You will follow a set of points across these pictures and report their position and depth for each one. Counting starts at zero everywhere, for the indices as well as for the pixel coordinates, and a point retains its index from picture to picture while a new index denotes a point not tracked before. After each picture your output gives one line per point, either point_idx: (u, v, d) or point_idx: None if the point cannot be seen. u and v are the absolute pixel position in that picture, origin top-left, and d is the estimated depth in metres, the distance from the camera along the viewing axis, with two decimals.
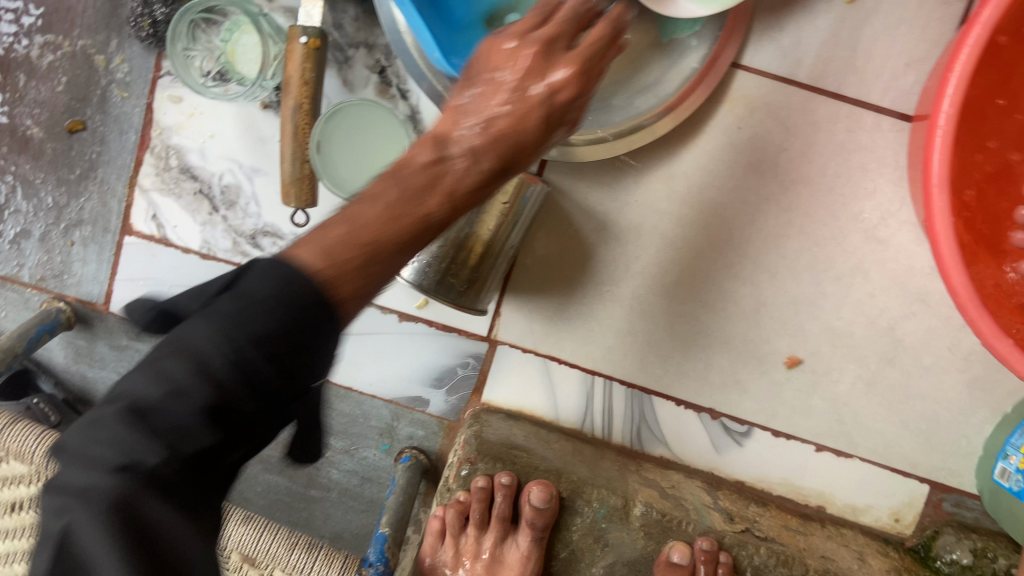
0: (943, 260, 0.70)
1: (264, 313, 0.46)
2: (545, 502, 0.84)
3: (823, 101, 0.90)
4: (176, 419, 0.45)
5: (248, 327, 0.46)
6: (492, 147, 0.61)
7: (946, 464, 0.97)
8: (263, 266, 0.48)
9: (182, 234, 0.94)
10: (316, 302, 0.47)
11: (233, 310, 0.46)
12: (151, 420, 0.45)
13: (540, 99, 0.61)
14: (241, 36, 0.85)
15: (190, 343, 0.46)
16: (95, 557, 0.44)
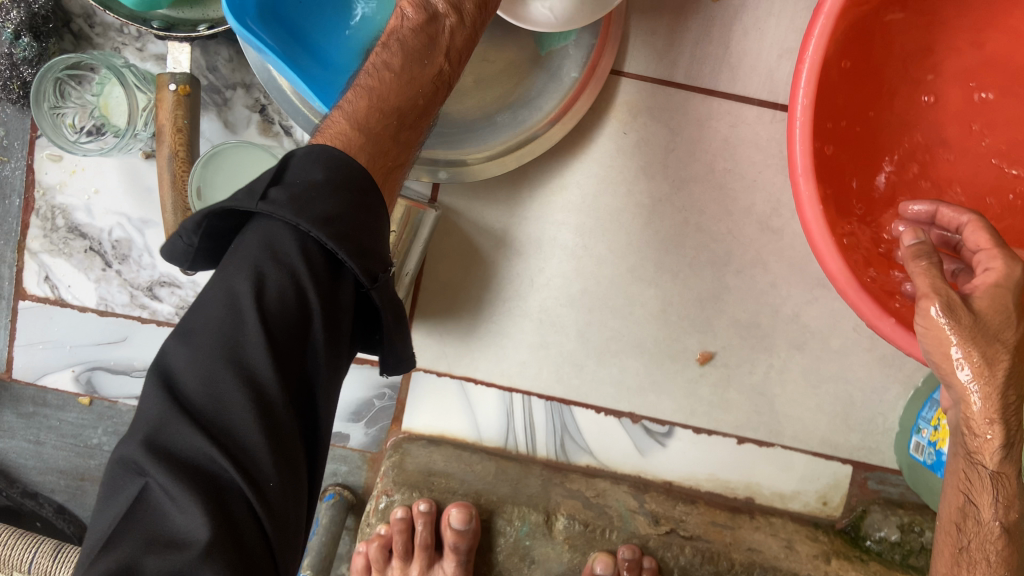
0: (817, 246, 0.71)
1: (272, 264, 0.56)
2: (464, 524, 0.87)
3: (702, 99, 0.91)
4: (220, 370, 0.55)
5: (263, 275, 0.56)
6: (385, 109, 0.66)
7: (866, 443, 0.97)
8: (258, 233, 0.58)
9: (78, 293, 0.93)
10: (305, 253, 0.57)
11: (301, 192, 0.57)
12: (221, 359, 0.55)
13: (431, 71, 0.68)
14: (111, 88, 0.85)
15: (224, 298, 0.56)
16: (159, 499, 0.51)
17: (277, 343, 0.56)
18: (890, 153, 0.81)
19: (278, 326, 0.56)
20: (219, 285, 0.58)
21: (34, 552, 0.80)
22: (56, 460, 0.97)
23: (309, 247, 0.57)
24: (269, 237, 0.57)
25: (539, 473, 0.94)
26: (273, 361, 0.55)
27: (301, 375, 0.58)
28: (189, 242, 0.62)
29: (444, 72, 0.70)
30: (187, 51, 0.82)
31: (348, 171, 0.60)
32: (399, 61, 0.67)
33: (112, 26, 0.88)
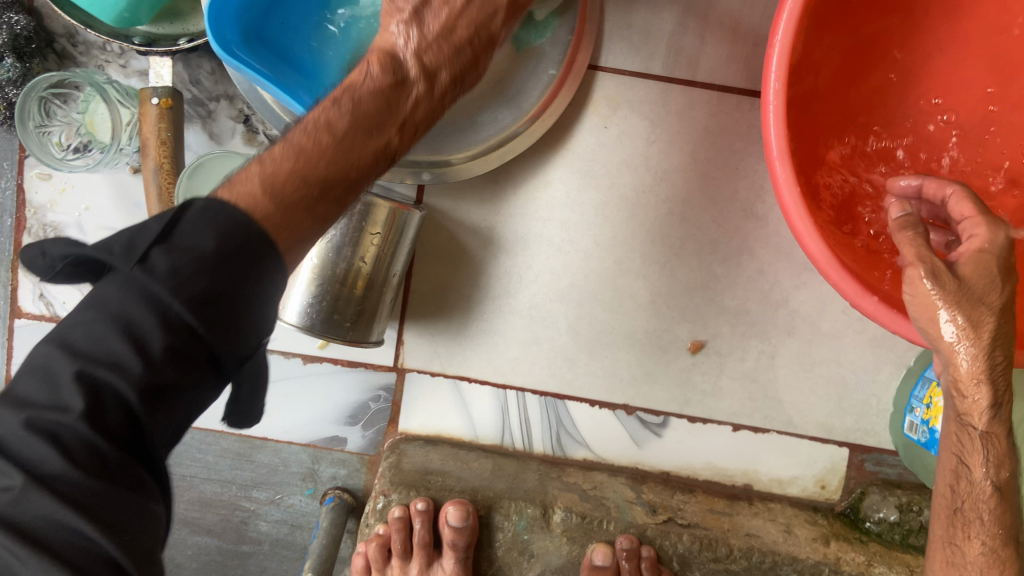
0: (796, 229, 0.70)
1: (154, 307, 0.45)
2: (461, 521, 0.88)
3: (681, 90, 0.91)
4: (81, 432, 0.43)
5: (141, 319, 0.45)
6: (311, 179, 0.51)
7: (862, 425, 0.97)
8: (127, 273, 0.46)
9: (73, 309, 0.94)
10: (189, 307, 0.45)
11: (186, 257, 0.45)
12: (68, 425, 0.43)
13: (379, 144, 0.56)
14: (95, 105, 0.85)
15: (88, 336, 0.45)
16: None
17: (142, 417, 0.45)
18: (864, 137, 0.83)
19: (122, 419, 0.44)
20: (71, 332, 0.46)
21: None
22: None
23: (170, 312, 0.45)
24: (130, 299, 0.45)
25: (536, 468, 0.95)
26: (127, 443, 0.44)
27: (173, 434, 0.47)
28: (50, 265, 0.50)
29: (391, 147, 0.58)
30: (169, 64, 0.83)
31: (245, 239, 0.47)
32: (344, 125, 0.54)
33: (96, 44, 0.89)
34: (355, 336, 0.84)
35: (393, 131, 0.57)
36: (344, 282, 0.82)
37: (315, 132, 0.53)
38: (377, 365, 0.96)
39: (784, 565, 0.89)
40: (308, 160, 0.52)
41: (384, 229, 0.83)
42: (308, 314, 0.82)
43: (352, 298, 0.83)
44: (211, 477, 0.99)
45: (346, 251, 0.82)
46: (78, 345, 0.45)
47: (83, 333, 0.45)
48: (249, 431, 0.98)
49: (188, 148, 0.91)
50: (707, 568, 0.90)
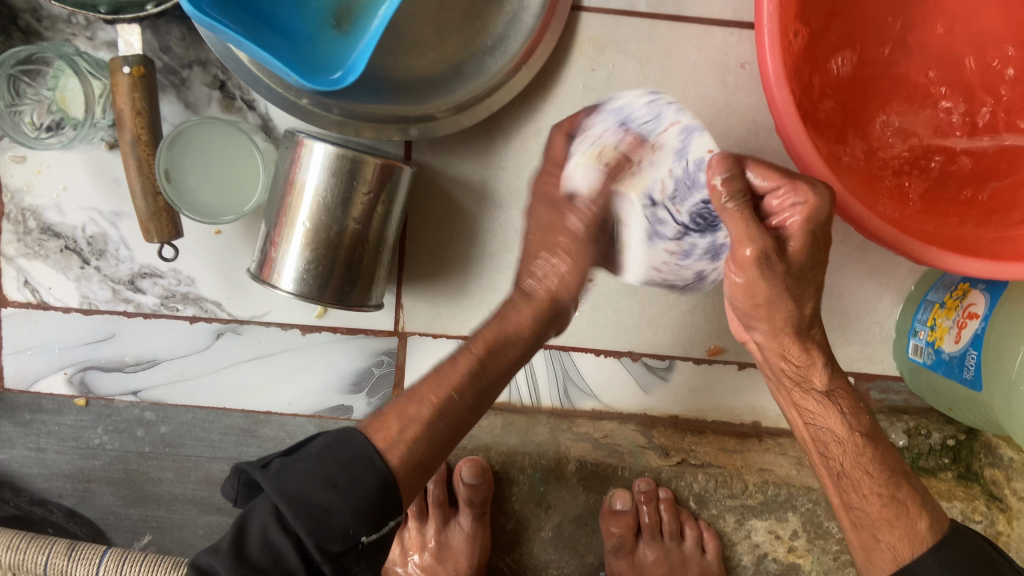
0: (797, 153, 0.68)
1: (366, 478, 0.63)
2: (477, 478, 0.87)
3: (666, 27, 0.89)
4: (320, 501, 0.60)
5: (357, 501, 0.61)
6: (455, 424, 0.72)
7: (865, 354, 0.97)
8: (322, 441, 0.66)
9: (59, 294, 0.92)
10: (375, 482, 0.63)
11: (297, 466, 0.63)
12: (297, 495, 0.60)
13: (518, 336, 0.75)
14: (66, 80, 0.82)
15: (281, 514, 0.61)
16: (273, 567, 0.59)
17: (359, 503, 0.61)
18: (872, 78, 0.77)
19: (320, 514, 0.60)
20: (243, 515, 0.63)
21: (47, 553, 0.80)
22: (59, 465, 0.97)
23: (359, 488, 0.62)
24: (304, 488, 0.61)
25: (545, 422, 0.94)
26: (334, 494, 0.61)
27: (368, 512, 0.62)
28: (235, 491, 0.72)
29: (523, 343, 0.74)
30: (137, 32, 0.80)
31: (357, 452, 0.64)
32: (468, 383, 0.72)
33: (61, 17, 0.85)
34: (354, 301, 0.83)
35: (525, 329, 0.75)
36: (340, 246, 0.80)
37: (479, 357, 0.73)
38: (377, 330, 0.94)
39: (798, 496, 0.88)
40: (474, 385, 0.72)
41: (373, 188, 0.80)
42: (302, 281, 0.80)
43: (350, 261, 0.81)
44: (217, 455, 0.97)
45: (338, 212, 0.79)
46: (294, 483, 0.61)
47: (297, 473, 0.62)
48: (252, 406, 0.96)
49: (165, 120, 0.89)
50: (724, 505, 0.91)
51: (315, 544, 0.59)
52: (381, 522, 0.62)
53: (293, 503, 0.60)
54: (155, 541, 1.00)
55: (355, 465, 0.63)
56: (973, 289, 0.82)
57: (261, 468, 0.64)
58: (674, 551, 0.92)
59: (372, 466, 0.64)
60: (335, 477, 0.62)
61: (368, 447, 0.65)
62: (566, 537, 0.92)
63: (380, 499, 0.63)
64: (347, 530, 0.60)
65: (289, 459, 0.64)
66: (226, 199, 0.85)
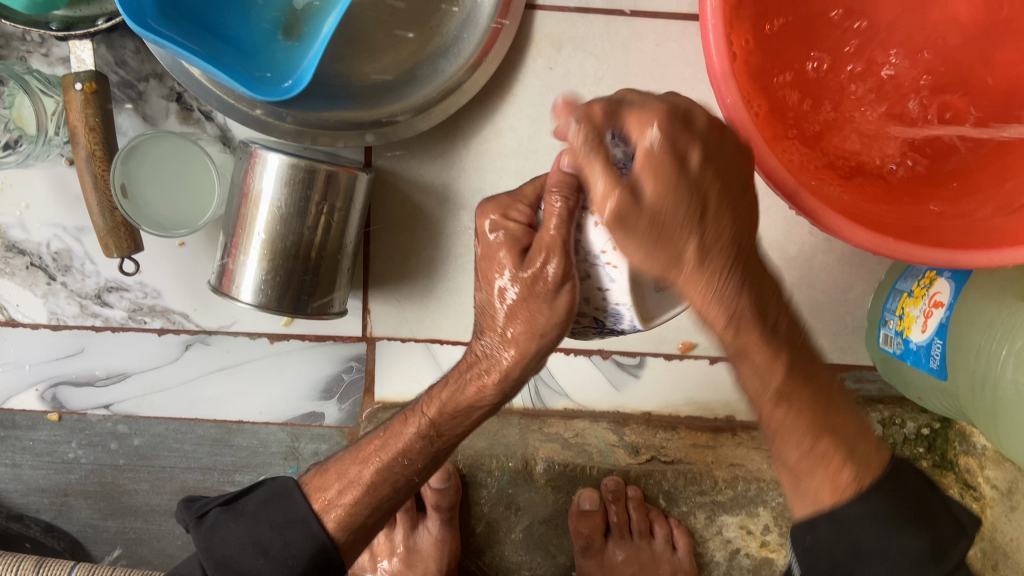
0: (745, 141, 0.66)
1: (297, 552, 0.68)
2: (444, 483, 0.88)
3: (623, 22, 0.87)
4: (247, 565, 0.68)
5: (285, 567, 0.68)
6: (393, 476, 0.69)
7: (837, 345, 0.96)
8: (265, 494, 0.73)
9: (27, 311, 0.92)
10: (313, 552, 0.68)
11: (233, 529, 0.70)
12: (225, 563, 0.68)
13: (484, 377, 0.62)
14: (22, 98, 0.81)
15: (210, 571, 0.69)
16: None
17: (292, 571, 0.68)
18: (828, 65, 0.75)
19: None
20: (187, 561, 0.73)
21: (15, 571, 0.80)
22: (36, 480, 0.98)
23: (294, 552, 0.68)
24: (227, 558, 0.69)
25: (516, 423, 0.93)
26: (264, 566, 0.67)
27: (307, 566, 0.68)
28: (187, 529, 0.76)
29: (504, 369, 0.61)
30: (90, 47, 0.79)
31: (294, 520, 0.70)
32: (443, 425, 0.67)
33: (14, 35, 0.85)
34: (315, 309, 0.83)
35: (491, 387, 0.62)
36: (296, 255, 0.80)
37: (444, 411, 0.66)
38: (345, 337, 0.94)
39: (769, 490, 0.89)
40: (428, 447, 0.68)
41: (325, 198, 0.79)
42: (260, 292, 0.80)
43: (308, 271, 0.81)
44: (191, 465, 0.98)
45: (292, 221, 0.79)
46: (224, 552, 0.69)
47: (230, 541, 0.69)
48: (224, 416, 0.97)
49: (123, 133, 0.89)
50: (694, 501, 0.92)
51: None
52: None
53: (221, 565, 0.69)
54: (126, 553, 1.01)
55: (289, 531, 0.69)
56: (940, 277, 0.80)
57: (198, 520, 0.73)
58: (644, 548, 0.94)
59: (308, 531, 0.69)
60: (266, 544, 0.68)
61: (307, 510, 0.70)
62: (536, 538, 0.93)
63: (316, 564, 0.69)
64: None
65: (227, 510, 0.73)
66: (184, 212, 0.85)
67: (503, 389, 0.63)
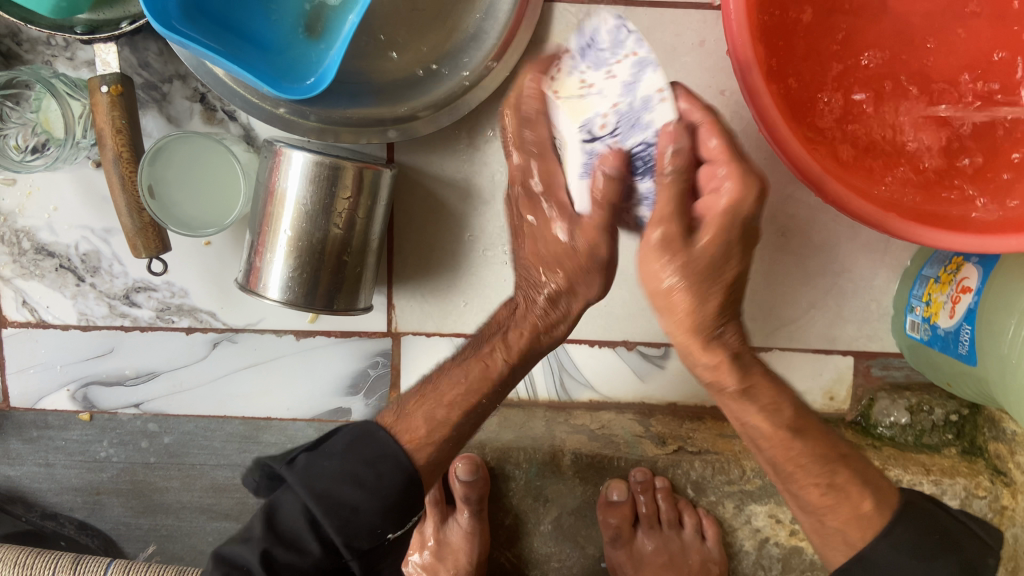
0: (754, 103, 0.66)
1: (394, 471, 0.65)
2: (472, 474, 0.89)
3: (641, 12, 0.87)
4: (352, 501, 0.62)
5: (383, 499, 0.63)
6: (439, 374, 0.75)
7: (864, 332, 0.94)
8: (355, 435, 0.67)
9: (57, 312, 0.93)
10: (406, 476, 0.65)
11: (320, 468, 0.64)
12: (326, 493, 0.62)
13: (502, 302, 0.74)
14: (48, 101, 0.82)
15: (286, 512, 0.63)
16: (297, 535, 0.62)
17: (386, 501, 0.64)
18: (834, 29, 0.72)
19: (342, 512, 0.62)
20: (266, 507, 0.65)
21: (53, 568, 0.84)
22: (69, 479, 1.00)
23: (389, 476, 0.65)
24: (328, 491, 0.62)
25: (542, 415, 0.94)
26: (364, 494, 0.63)
27: (390, 505, 0.64)
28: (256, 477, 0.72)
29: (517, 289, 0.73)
30: (114, 50, 0.80)
31: (385, 452, 0.66)
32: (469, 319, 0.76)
33: (39, 40, 0.86)
34: (342, 305, 0.83)
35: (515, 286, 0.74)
36: (322, 253, 0.80)
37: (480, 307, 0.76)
38: (371, 333, 0.95)
39: None
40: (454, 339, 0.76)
41: (353, 194, 0.80)
42: (288, 289, 0.81)
43: (335, 269, 0.82)
44: (221, 462, 1.00)
45: (318, 219, 0.80)
46: (318, 490, 0.62)
47: (323, 478, 0.63)
48: (253, 413, 0.98)
49: (149, 135, 0.90)
50: (723, 491, 0.91)
51: (344, 542, 0.62)
52: (406, 518, 0.65)
53: (323, 501, 0.62)
54: (161, 549, 1.03)
55: (382, 463, 0.65)
56: (967, 262, 0.80)
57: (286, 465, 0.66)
58: (673, 539, 0.93)
59: (399, 465, 0.65)
60: (362, 477, 0.63)
61: (395, 446, 0.67)
62: (565, 529, 0.94)
63: (405, 496, 0.65)
64: (374, 528, 0.63)
65: (315, 455, 0.66)
66: (209, 211, 0.86)
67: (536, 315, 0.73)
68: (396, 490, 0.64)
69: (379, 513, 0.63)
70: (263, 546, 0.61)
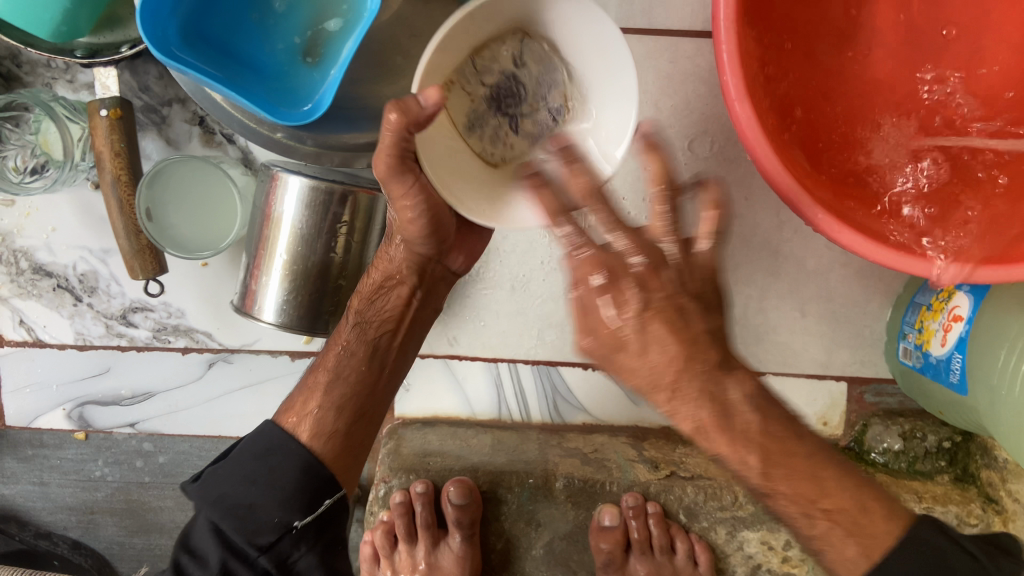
0: (740, 124, 0.65)
1: (290, 465, 0.72)
2: (464, 498, 0.89)
3: (635, 40, 0.87)
4: (247, 498, 0.69)
5: (282, 491, 0.70)
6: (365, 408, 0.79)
7: (856, 358, 0.94)
8: (248, 447, 0.73)
9: (54, 331, 0.93)
10: (296, 469, 0.72)
11: (218, 478, 0.71)
12: (220, 498, 0.69)
13: (402, 301, 0.79)
14: (47, 124, 0.83)
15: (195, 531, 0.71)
16: (204, 549, 0.70)
17: (283, 492, 0.70)
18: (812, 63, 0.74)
19: (240, 512, 0.69)
20: (187, 535, 0.71)
21: None
22: (64, 498, 1.00)
23: (288, 465, 0.71)
24: (220, 495, 0.69)
25: (536, 438, 0.95)
26: (254, 488, 0.69)
27: (302, 487, 0.71)
28: None
29: (410, 294, 0.80)
30: (114, 74, 0.81)
31: (281, 452, 0.72)
32: (374, 339, 0.79)
33: (40, 62, 0.87)
34: (336, 328, 0.84)
35: (394, 278, 0.78)
36: (319, 276, 0.81)
37: (364, 298, 0.78)
38: None
39: None
40: (363, 334, 0.79)
41: (350, 218, 0.80)
42: (282, 311, 0.82)
43: (331, 292, 0.82)
44: None
45: (315, 245, 0.81)
46: (214, 496, 0.70)
47: (218, 489, 0.70)
48: (248, 433, 0.98)
49: (148, 157, 0.91)
50: (715, 517, 0.91)
51: (245, 538, 0.68)
52: (314, 502, 0.71)
53: (219, 503, 0.69)
54: (154, 570, 1.03)
55: (271, 456, 0.72)
56: (959, 290, 0.79)
57: (189, 484, 0.72)
58: (665, 565, 0.92)
59: (291, 454, 0.72)
60: (255, 474, 0.71)
61: (291, 440, 0.74)
62: (557, 555, 0.94)
63: (305, 483, 0.72)
64: (274, 519, 0.69)
65: (213, 467, 0.73)
66: (205, 234, 0.87)
67: (407, 287, 0.80)
68: (290, 476, 0.71)
69: (279, 501, 0.69)
70: (174, 558, 0.70)
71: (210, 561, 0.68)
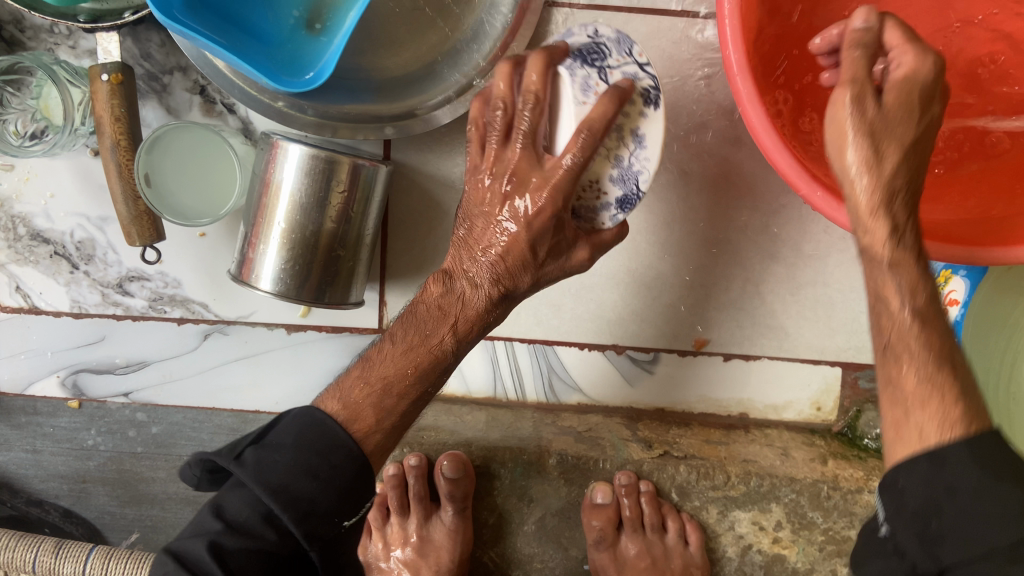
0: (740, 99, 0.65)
1: (345, 460, 0.64)
2: (457, 472, 0.90)
3: (639, 20, 0.87)
4: (306, 491, 0.61)
5: (337, 488, 0.63)
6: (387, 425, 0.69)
7: (851, 344, 0.92)
8: (307, 425, 0.65)
9: (51, 299, 0.93)
10: (349, 466, 0.64)
11: (275, 458, 0.62)
12: (283, 486, 0.61)
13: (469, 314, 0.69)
14: (49, 88, 0.84)
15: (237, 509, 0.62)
16: (249, 528, 0.61)
17: (337, 492, 0.63)
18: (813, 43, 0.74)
19: (301, 504, 0.61)
20: (225, 509, 0.62)
21: (35, 551, 0.85)
22: (56, 466, 1.00)
23: (339, 461, 0.64)
24: (280, 482, 0.61)
25: (531, 417, 0.95)
26: (316, 483, 0.62)
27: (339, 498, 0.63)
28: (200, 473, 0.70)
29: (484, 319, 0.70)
30: (116, 40, 0.80)
31: (339, 447, 0.64)
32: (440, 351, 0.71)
33: (43, 27, 0.87)
34: (334, 299, 0.84)
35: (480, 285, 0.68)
36: (316, 246, 0.81)
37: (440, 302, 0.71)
38: (361, 329, 0.95)
39: (781, 487, 0.90)
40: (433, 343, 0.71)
41: (348, 188, 0.80)
42: (280, 281, 0.81)
43: (328, 262, 0.82)
44: (208, 455, 1.00)
45: (313, 212, 0.80)
46: (272, 480, 0.61)
47: (277, 475, 0.61)
48: (241, 406, 0.98)
49: (148, 126, 0.90)
50: (707, 496, 0.93)
51: (303, 533, 0.61)
52: (360, 506, 0.64)
53: (278, 494, 0.61)
54: (141, 539, 1.03)
55: (333, 454, 0.63)
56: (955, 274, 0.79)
57: (235, 458, 0.63)
58: (656, 543, 0.94)
59: (349, 453, 0.64)
60: (316, 468, 0.62)
61: (345, 435, 0.65)
62: (548, 530, 0.95)
63: (356, 483, 0.64)
64: (330, 516, 0.62)
65: (261, 447, 0.63)
66: (204, 203, 0.86)
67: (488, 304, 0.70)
68: (342, 475, 0.63)
69: (335, 499, 0.62)
70: (214, 540, 0.60)
71: (255, 543, 0.60)
